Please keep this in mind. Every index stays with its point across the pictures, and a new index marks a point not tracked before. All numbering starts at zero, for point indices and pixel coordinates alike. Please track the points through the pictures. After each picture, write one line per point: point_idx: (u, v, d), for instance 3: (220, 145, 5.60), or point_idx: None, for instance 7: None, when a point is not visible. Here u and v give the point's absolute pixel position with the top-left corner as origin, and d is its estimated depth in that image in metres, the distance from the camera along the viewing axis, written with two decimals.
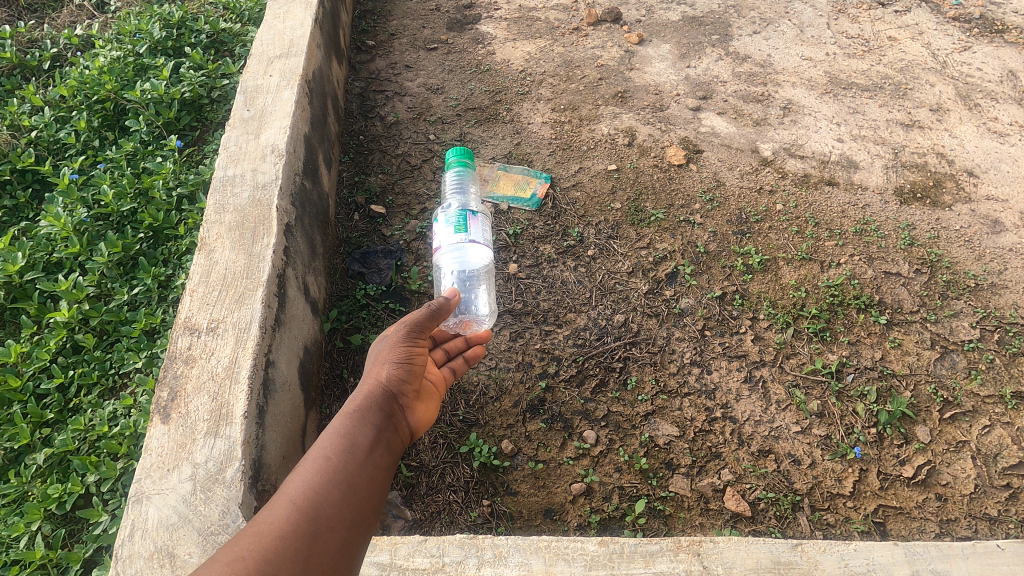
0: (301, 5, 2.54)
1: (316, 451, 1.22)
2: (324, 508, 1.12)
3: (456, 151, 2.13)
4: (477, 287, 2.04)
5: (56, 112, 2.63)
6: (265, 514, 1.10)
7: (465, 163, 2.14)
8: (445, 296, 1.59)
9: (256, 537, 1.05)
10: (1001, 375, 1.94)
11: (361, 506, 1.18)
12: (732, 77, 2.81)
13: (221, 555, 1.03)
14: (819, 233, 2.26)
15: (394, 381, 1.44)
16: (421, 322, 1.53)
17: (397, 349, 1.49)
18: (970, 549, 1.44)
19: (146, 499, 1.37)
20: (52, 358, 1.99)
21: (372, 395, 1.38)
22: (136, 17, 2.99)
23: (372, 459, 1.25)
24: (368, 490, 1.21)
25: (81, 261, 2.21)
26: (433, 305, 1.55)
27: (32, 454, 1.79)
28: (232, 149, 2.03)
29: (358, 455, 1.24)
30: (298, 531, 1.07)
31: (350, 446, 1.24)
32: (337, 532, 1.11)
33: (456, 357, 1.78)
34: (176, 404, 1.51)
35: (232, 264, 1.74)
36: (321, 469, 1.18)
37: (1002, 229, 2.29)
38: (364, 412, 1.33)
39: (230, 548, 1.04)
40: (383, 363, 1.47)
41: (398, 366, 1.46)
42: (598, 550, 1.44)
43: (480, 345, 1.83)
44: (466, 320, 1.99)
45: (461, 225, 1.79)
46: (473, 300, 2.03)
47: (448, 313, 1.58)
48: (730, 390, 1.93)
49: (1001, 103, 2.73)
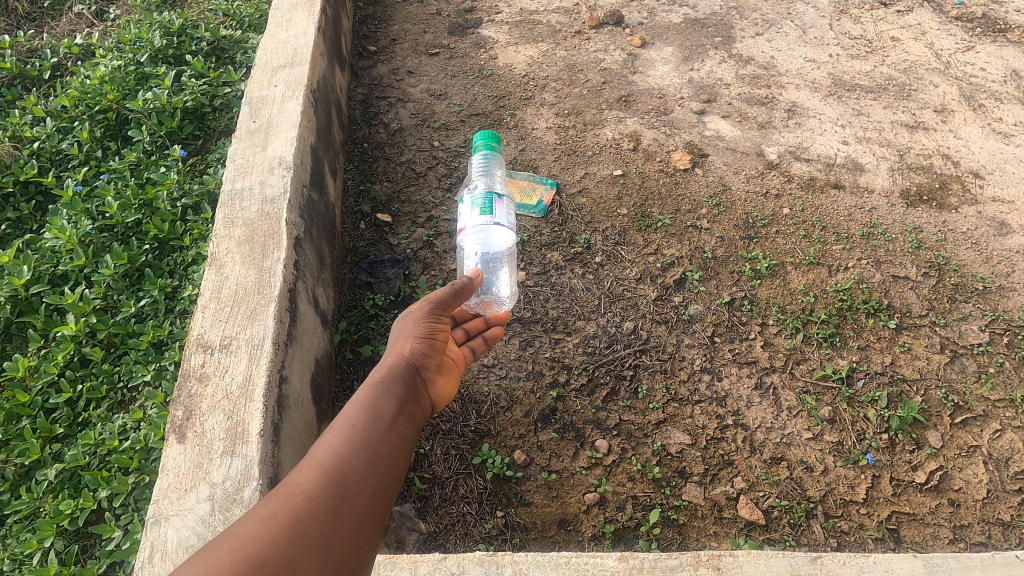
0: (303, 13, 2.53)
1: (342, 418, 1.25)
2: (350, 473, 1.15)
3: (484, 134, 2.16)
4: (497, 268, 2.11)
5: (57, 123, 2.61)
6: (294, 477, 1.13)
7: (493, 147, 2.16)
8: (469, 276, 1.61)
9: (286, 497, 1.09)
10: (1011, 379, 1.94)
11: (385, 474, 1.20)
12: (735, 80, 2.81)
13: (252, 513, 1.07)
14: (826, 237, 2.26)
15: (417, 355, 1.47)
16: (444, 300, 1.56)
17: (419, 325, 1.52)
18: (988, 560, 1.45)
19: (164, 520, 1.38)
20: (60, 372, 1.97)
21: (395, 368, 1.41)
22: (136, 25, 2.97)
23: (395, 429, 1.28)
24: (392, 458, 1.23)
25: (86, 273, 2.20)
26: (457, 284, 1.57)
27: (43, 469, 1.78)
28: (240, 162, 2.02)
29: (382, 424, 1.27)
30: (325, 493, 1.11)
31: (375, 415, 1.27)
32: (363, 496, 1.14)
33: (476, 336, 1.83)
34: (191, 423, 1.51)
35: (244, 279, 1.75)
36: (347, 436, 1.21)
37: (1009, 231, 2.29)
38: (388, 383, 1.36)
39: (261, 507, 1.08)
40: (406, 338, 1.50)
41: (421, 342, 1.49)
42: (618, 565, 1.44)
43: (499, 325, 1.88)
44: (486, 301, 2.06)
45: (486, 207, 1.77)
46: (493, 281, 2.10)
47: (471, 292, 1.60)
48: (741, 397, 1.93)
49: (1005, 104, 2.73)
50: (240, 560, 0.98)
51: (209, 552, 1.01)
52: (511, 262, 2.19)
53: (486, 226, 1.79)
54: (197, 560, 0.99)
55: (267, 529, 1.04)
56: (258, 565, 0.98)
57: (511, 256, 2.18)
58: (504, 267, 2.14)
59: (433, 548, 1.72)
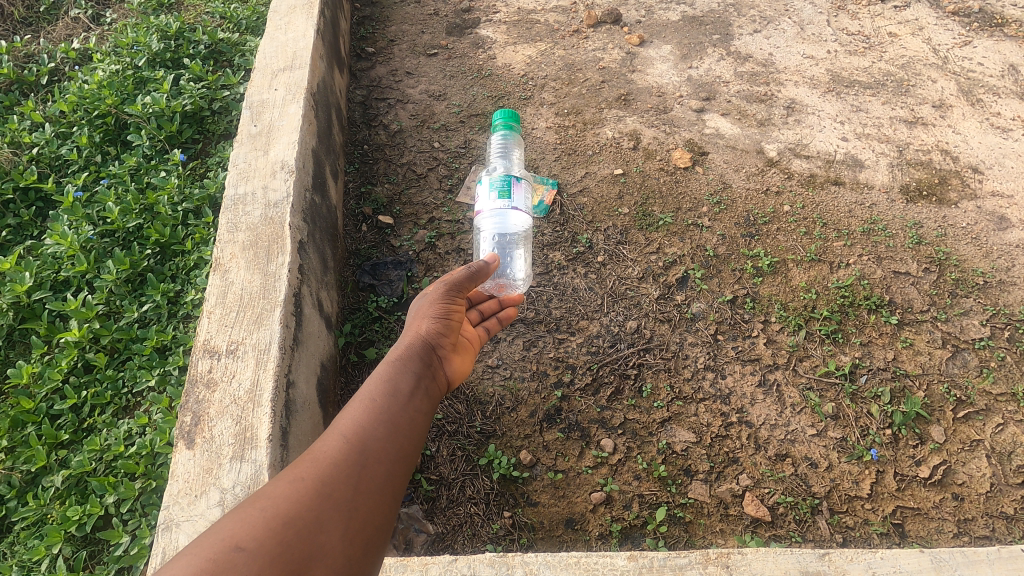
0: (302, 16, 2.53)
1: (363, 391, 1.27)
2: (372, 442, 1.17)
3: (503, 114, 2.12)
4: (512, 250, 2.14)
5: (56, 129, 2.60)
6: (319, 445, 1.15)
7: (511, 127, 2.13)
8: (485, 259, 1.64)
9: (312, 463, 1.11)
10: (1012, 373, 1.96)
11: (405, 444, 1.22)
12: (734, 77, 2.81)
13: (280, 476, 1.09)
14: (827, 234, 2.27)
15: (433, 334, 1.49)
16: (460, 282, 1.59)
17: (435, 306, 1.55)
18: (994, 554, 1.46)
19: (175, 526, 1.39)
20: (64, 378, 1.97)
21: (412, 346, 1.44)
22: (133, 29, 2.96)
23: (414, 403, 1.31)
24: (411, 430, 1.26)
25: (89, 279, 2.19)
26: (473, 267, 1.60)
27: (49, 476, 1.78)
28: (242, 166, 2.02)
29: (402, 398, 1.29)
30: (349, 459, 1.13)
31: (394, 389, 1.29)
32: (384, 463, 1.16)
33: (490, 318, 1.87)
34: (200, 429, 1.51)
35: (249, 284, 1.75)
36: (368, 408, 1.23)
37: (1008, 226, 2.30)
38: (406, 360, 1.39)
39: (289, 471, 1.10)
40: (422, 318, 1.53)
41: (437, 321, 1.52)
42: (628, 564, 1.45)
43: (513, 307, 1.93)
44: (501, 283, 2.09)
45: (504, 190, 1.78)
46: (508, 264, 2.13)
47: (487, 275, 1.63)
48: (745, 394, 1.94)
49: (1004, 98, 2.74)
50: (271, 517, 1.00)
51: (240, 510, 1.02)
52: (526, 245, 2.21)
53: (503, 211, 1.81)
54: (229, 518, 1.01)
55: (296, 490, 1.06)
56: (287, 523, 1.00)
57: (526, 239, 2.21)
58: (519, 249, 2.17)
59: (441, 548, 1.73)
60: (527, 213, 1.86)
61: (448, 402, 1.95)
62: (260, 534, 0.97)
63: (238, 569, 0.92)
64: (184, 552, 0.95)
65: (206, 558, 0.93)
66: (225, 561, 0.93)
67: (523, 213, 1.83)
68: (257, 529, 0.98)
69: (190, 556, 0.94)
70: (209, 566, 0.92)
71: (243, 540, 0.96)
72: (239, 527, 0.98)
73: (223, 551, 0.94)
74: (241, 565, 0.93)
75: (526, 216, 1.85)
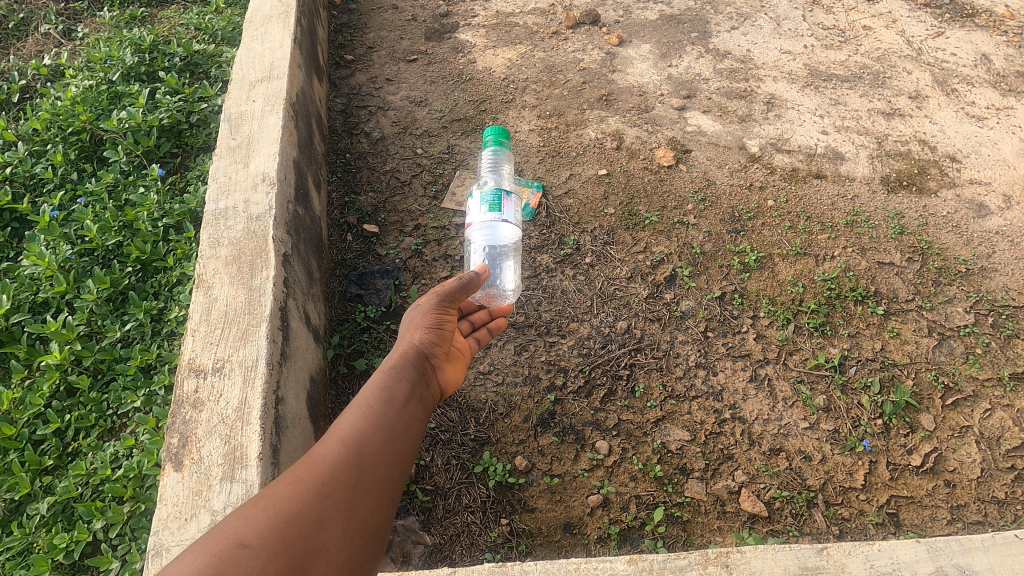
0: (278, 25, 2.50)
1: (359, 399, 1.26)
2: (370, 446, 1.16)
3: (494, 130, 2.19)
4: (502, 261, 2.15)
5: (30, 147, 2.54)
6: (319, 449, 1.13)
7: (502, 143, 2.20)
8: (475, 271, 1.66)
9: (311, 465, 1.09)
10: (998, 358, 1.98)
11: (402, 448, 1.21)
12: (714, 74, 2.83)
13: (281, 478, 1.07)
14: (811, 227, 2.29)
15: (427, 343, 1.48)
16: (452, 292, 1.60)
17: (427, 316, 1.54)
18: (989, 541, 1.47)
19: (166, 551, 1.35)
20: (45, 403, 1.91)
21: (406, 354, 1.42)
22: (106, 43, 2.90)
23: (409, 409, 1.29)
24: (407, 436, 1.24)
25: (68, 299, 2.15)
26: (465, 278, 1.63)
27: (34, 503, 1.72)
28: (222, 180, 1.99)
29: (398, 404, 1.27)
30: (349, 461, 1.12)
31: (389, 396, 1.28)
32: (383, 466, 1.15)
33: (481, 328, 1.85)
34: (188, 450, 1.48)
35: (233, 299, 1.72)
36: (365, 414, 1.22)
37: (987, 213, 2.34)
38: (400, 368, 1.37)
39: (289, 472, 1.08)
40: (416, 328, 1.52)
41: (429, 331, 1.51)
42: (628, 568, 1.44)
43: (502, 316, 1.92)
44: (491, 293, 2.10)
45: (495, 204, 1.82)
46: (498, 276, 2.13)
47: (476, 286, 1.66)
48: (737, 390, 1.95)
49: (977, 87, 2.79)
50: (274, 516, 0.99)
51: (242, 512, 1.00)
52: (515, 256, 2.22)
53: (493, 223, 1.85)
54: (233, 518, 0.99)
55: (296, 490, 1.04)
56: (289, 525, 0.98)
57: (515, 249, 2.22)
58: (508, 260, 2.18)
59: (439, 559, 1.71)
60: (518, 224, 1.90)
61: (442, 411, 1.94)
62: (263, 531, 0.96)
63: (241, 566, 0.91)
64: (188, 550, 0.93)
65: (210, 555, 0.92)
66: (228, 559, 0.91)
67: (513, 225, 1.87)
68: (261, 528, 0.96)
69: (196, 553, 0.92)
70: (212, 564, 0.90)
71: (246, 538, 0.95)
72: (243, 525, 0.96)
73: (227, 548, 0.93)
74: (244, 563, 0.91)
75: (516, 228, 1.89)
